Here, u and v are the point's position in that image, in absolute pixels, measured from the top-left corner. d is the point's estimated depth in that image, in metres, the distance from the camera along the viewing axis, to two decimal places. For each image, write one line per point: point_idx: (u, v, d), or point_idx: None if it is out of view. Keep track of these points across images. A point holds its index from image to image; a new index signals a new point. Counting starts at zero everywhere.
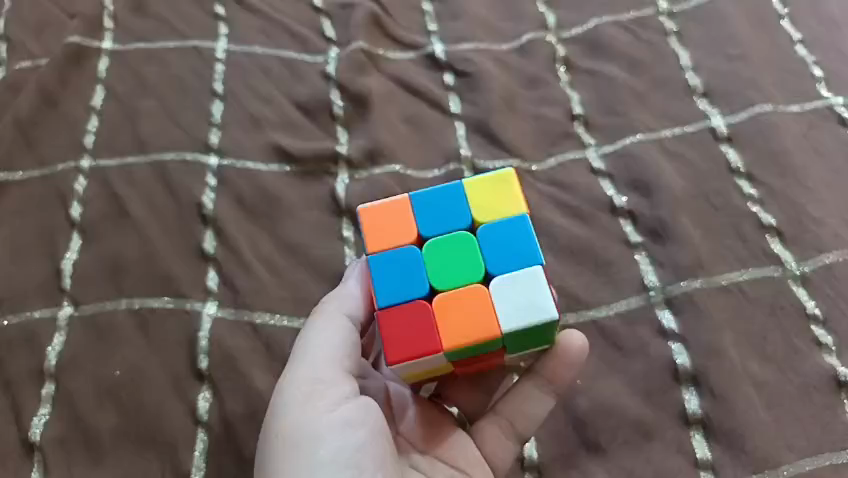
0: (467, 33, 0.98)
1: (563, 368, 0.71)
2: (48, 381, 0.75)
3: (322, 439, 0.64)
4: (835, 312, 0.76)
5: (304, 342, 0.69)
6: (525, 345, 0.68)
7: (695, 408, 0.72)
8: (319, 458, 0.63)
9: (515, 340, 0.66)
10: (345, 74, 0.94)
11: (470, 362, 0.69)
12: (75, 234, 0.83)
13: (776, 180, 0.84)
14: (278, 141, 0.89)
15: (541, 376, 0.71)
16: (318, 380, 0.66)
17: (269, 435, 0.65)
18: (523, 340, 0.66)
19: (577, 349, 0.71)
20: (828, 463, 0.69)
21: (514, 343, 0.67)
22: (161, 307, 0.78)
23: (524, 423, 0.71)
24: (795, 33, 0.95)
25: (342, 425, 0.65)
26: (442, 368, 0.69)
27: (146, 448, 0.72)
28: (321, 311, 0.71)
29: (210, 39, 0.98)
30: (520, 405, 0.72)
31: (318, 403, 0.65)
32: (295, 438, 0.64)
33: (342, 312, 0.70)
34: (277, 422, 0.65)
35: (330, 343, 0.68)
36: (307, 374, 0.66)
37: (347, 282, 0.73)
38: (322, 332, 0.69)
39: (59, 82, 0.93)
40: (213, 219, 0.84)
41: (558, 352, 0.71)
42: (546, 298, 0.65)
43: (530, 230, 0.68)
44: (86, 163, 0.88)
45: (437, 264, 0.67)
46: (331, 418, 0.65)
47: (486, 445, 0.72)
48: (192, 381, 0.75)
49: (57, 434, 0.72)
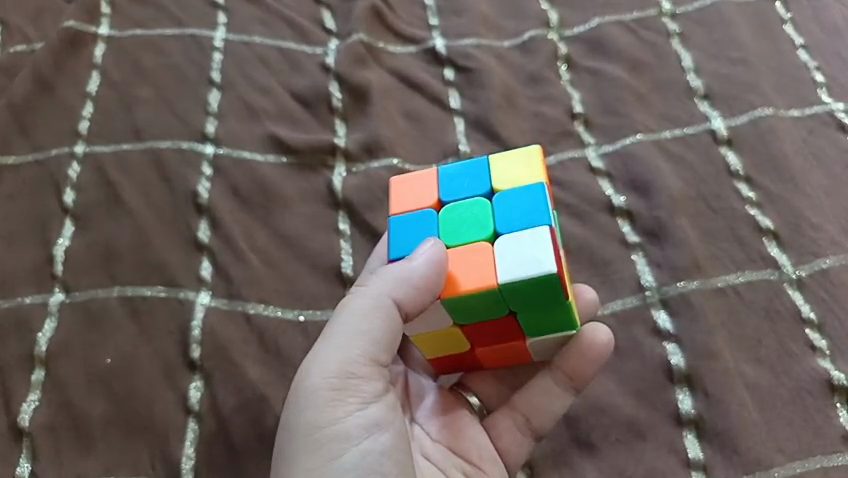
0: (468, 29, 0.98)
1: (584, 362, 0.73)
2: (38, 367, 0.74)
3: (349, 440, 0.62)
4: (829, 316, 0.76)
5: (342, 327, 0.64)
6: (541, 315, 0.67)
7: (688, 409, 0.72)
8: (345, 459, 0.62)
9: (520, 302, 0.64)
10: (344, 65, 0.94)
11: (485, 332, 0.69)
12: (68, 220, 0.82)
13: (774, 184, 0.84)
14: (276, 132, 0.89)
15: (561, 372, 0.74)
16: (353, 374, 0.63)
17: (292, 425, 0.62)
18: (530, 302, 0.64)
19: (600, 344, 0.72)
20: (818, 466, 0.68)
21: (526, 308, 0.65)
22: (154, 296, 0.78)
23: (541, 420, 0.74)
24: (798, 38, 0.96)
25: (370, 426, 0.64)
26: (454, 336, 0.69)
27: (135, 436, 0.71)
28: (363, 288, 0.65)
29: (209, 28, 0.98)
30: (539, 401, 0.75)
31: (349, 400, 0.63)
32: (323, 435, 0.62)
33: (389, 298, 0.63)
34: (304, 412, 0.62)
35: (367, 335, 0.63)
36: (342, 366, 0.63)
37: (415, 259, 0.63)
38: (362, 319, 0.63)
39: (54, 67, 0.92)
40: (208, 208, 0.83)
41: (581, 348, 0.72)
42: (546, 253, 0.62)
43: (544, 198, 0.67)
44: (80, 148, 0.87)
45: (451, 225, 0.67)
46: (358, 419, 0.63)
47: (501, 441, 0.76)
48: (184, 370, 0.74)
49: (46, 421, 0.71)
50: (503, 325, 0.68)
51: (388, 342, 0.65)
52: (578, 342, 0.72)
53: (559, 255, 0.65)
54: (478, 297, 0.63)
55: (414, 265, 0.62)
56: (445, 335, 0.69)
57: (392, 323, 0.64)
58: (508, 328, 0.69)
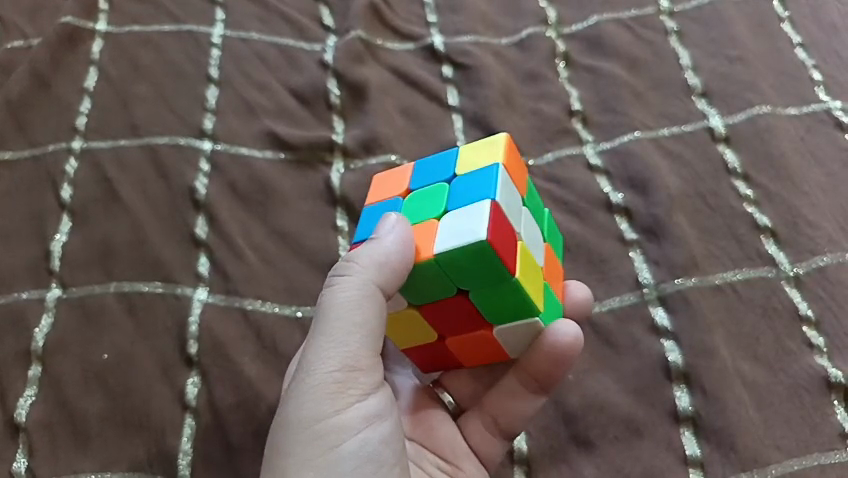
0: (467, 26, 0.98)
1: (547, 363, 0.70)
2: (35, 363, 0.74)
3: (349, 432, 0.62)
4: (827, 314, 0.76)
5: (338, 321, 0.62)
6: (499, 300, 0.63)
7: (686, 406, 0.72)
8: (345, 450, 0.61)
9: (467, 279, 0.62)
10: (342, 61, 0.94)
11: (447, 320, 0.67)
12: (65, 216, 0.82)
13: (772, 181, 0.84)
14: (273, 128, 0.89)
15: (525, 373, 0.72)
16: (353, 367, 0.62)
17: (291, 420, 0.60)
18: (478, 279, 0.61)
19: (563, 347, 0.68)
20: (815, 464, 0.69)
21: (480, 289, 0.63)
22: (151, 292, 0.77)
23: (510, 421, 0.73)
24: (795, 37, 0.96)
25: (369, 417, 0.63)
26: (415, 322, 0.67)
27: (132, 433, 0.71)
28: (351, 277, 0.62)
29: (207, 24, 0.98)
30: (508, 403, 0.74)
31: (349, 392, 0.62)
32: (323, 428, 0.61)
33: (378, 286, 0.62)
34: (303, 406, 0.60)
35: (362, 328, 0.62)
36: (342, 358, 0.61)
37: (386, 239, 0.62)
38: (357, 310, 0.62)
39: (52, 62, 0.92)
40: (206, 204, 0.83)
41: (543, 350, 0.69)
42: (481, 222, 0.60)
43: (497, 176, 0.64)
44: (77, 144, 0.87)
45: (410, 210, 0.67)
46: (359, 410, 0.63)
47: (475, 440, 0.76)
48: (181, 367, 0.74)
49: (42, 416, 0.71)
50: (463, 310, 0.65)
51: (381, 331, 0.64)
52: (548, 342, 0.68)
53: (507, 231, 0.62)
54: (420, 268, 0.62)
55: (387, 246, 0.62)
56: (407, 320, 0.67)
57: (381, 312, 0.63)
58: (470, 316, 0.66)
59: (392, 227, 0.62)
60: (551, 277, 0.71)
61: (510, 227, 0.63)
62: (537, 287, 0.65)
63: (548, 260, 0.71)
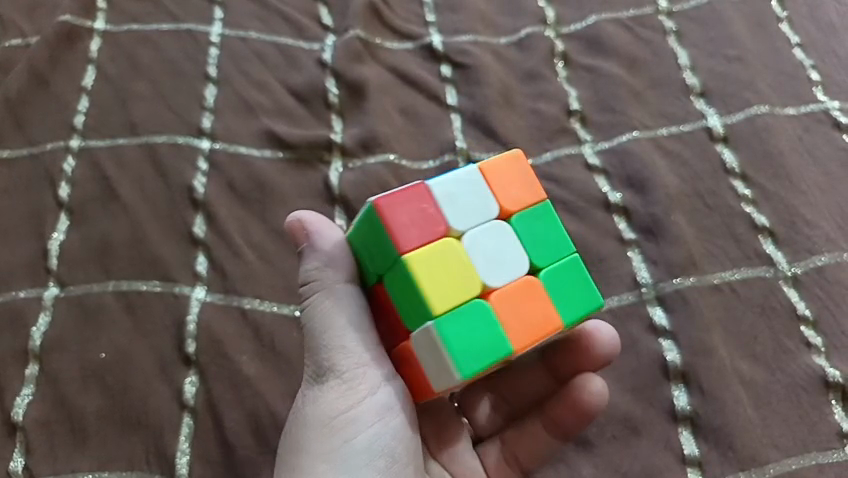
0: (465, 26, 0.98)
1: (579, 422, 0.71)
2: (32, 361, 0.74)
3: (359, 426, 0.63)
4: (824, 314, 0.76)
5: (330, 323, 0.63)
6: (400, 290, 0.60)
7: (684, 405, 0.72)
8: (358, 443, 0.63)
9: (373, 257, 0.62)
10: (341, 61, 0.94)
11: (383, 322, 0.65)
12: (63, 215, 0.82)
13: (770, 181, 0.84)
14: (272, 127, 0.89)
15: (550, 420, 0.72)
16: (355, 362, 0.63)
17: (306, 420, 0.63)
18: (380, 256, 0.61)
19: (594, 399, 0.70)
20: (813, 463, 0.69)
21: (387, 272, 0.61)
22: (149, 290, 0.77)
23: (528, 458, 0.73)
24: (793, 36, 0.96)
25: (382, 411, 0.64)
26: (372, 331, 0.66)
27: (131, 431, 0.71)
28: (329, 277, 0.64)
29: (205, 23, 0.98)
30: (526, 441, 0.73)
31: (354, 389, 0.63)
32: (336, 423, 0.63)
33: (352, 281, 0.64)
34: (315, 406, 0.63)
35: (354, 325, 0.63)
36: (340, 357, 0.63)
37: (326, 239, 0.64)
38: (345, 308, 0.63)
39: (50, 61, 0.92)
40: (204, 203, 0.83)
41: (575, 400, 0.70)
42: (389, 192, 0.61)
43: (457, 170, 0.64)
44: (75, 143, 0.87)
45: None
46: (367, 405, 0.63)
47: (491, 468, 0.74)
48: (178, 365, 0.74)
49: (40, 415, 0.71)
50: (387, 308, 0.63)
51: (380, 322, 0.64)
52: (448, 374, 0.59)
53: (423, 212, 0.60)
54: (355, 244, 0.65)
55: (323, 245, 0.64)
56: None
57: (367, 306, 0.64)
58: (394, 319, 0.63)
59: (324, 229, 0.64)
60: (507, 307, 0.61)
61: (437, 213, 0.61)
62: (457, 292, 0.60)
63: (522, 299, 0.62)
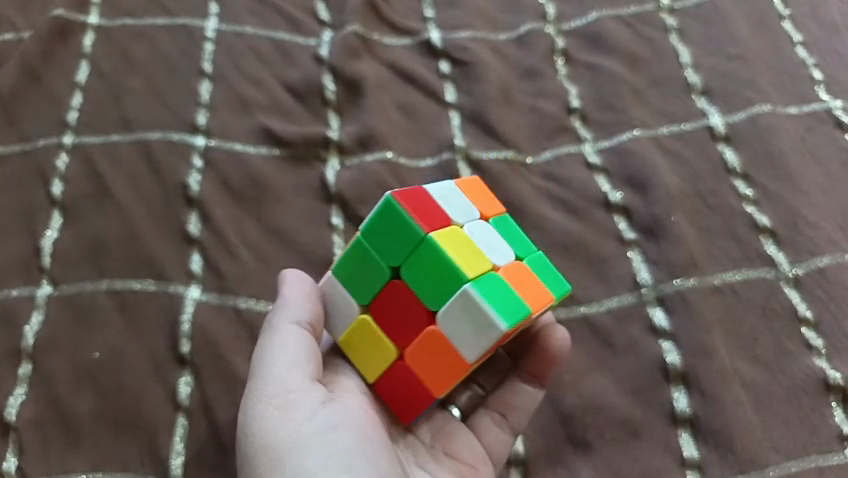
0: (464, 22, 0.97)
1: (544, 362, 0.72)
2: (25, 361, 0.72)
3: (308, 447, 0.59)
4: (826, 315, 0.75)
5: (260, 359, 0.63)
6: (424, 268, 0.62)
7: (683, 407, 0.71)
8: (312, 464, 0.59)
9: (387, 250, 0.63)
10: (338, 57, 0.93)
11: (396, 317, 0.65)
12: (56, 212, 0.81)
13: (771, 181, 0.83)
14: (267, 124, 0.88)
15: (526, 372, 0.74)
16: (288, 391, 0.61)
17: (248, 456, 0.60)
18: (397, 244, 0.62)
19: (554, 341, 0.72)
20: (813, 465, 0.68)
21: (408, 262, 0.62)
22: (143, 290, 0.76)
23: (516, 415, 0.72)
24: (795, 35, 0.95)
25: (325, 432, 0.61)
26: (374, 333, 0.66)
27: (125, 432, 0.70)
28: (268, 325, 0.65)
29: (200, 18, 0.96)
30: (510, 400, 0.73)
31: (294, 413, 0.61)
32: (280, 451, 0.59)
33: (289, 319, 0.65)
34: (256, 438, 0.60)
35: (287, 354, 0.63)
36: (270, 389, 0.61)
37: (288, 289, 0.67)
38: (276, 345, 0.63)
39: (43, 55, 0.91)
40: (199, 201, 0.82)
41: (538, 346, 0.73)
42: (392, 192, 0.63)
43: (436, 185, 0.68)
44: (68, 140, 0.85)
45: None
46: (312, 426, 0.61)
47: (486, 440, 0.73)
48: (173, 365, 0.73)
49: (32, 415, 0.70)
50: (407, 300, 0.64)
51: (312, 358, 0.64)
52: (493, 329, 0.60)
53: (427, 202, 0.63)
54: (349, 259, 0.65)
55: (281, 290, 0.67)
56: (363, 333, 0.66)
57: (304, 342, 0.64)
58: (415, 305, 0.63)
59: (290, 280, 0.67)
60: (518, 282, 0.64)
61: (438, 206, 0.64)
62: (476, 266, 0.62)
63: (526, 277, 0.65)
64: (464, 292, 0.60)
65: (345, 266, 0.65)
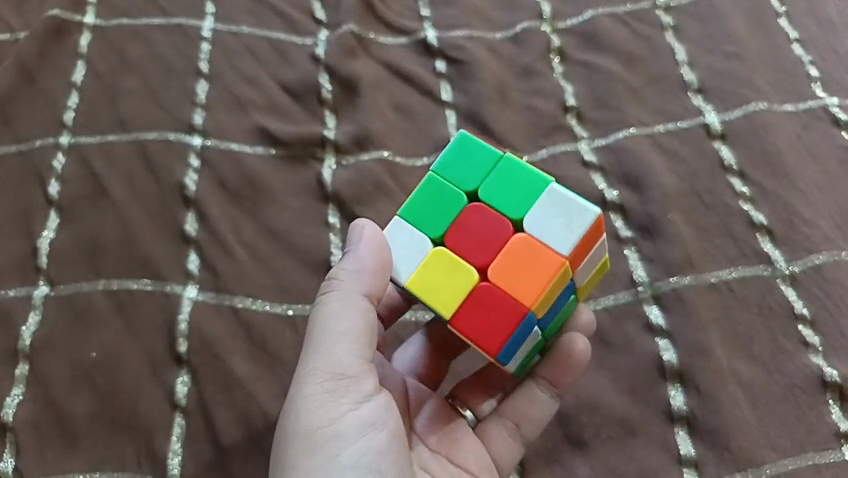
0: (460, 21, 0.97)
1: (564, 367, 0.70)
2: (21, 362, 0.73)
3: (344, 440, 0.60)
4: (822, 313, 0.75)
5: (323, 330, 0.62)
6: (521, 182, 0.64)
7: (680, 405, 0.71)
8: (344, 459, 0.60)
9: (472, 175, 0.65)
10: (334, 56, 0.93)
11: (473, 239, 0.63)
12: (53, 212, 0.81)
13: (768, 179, 0.83)
14: (264, 123, 0.88)
15: (542, 377, 0.71)
16: (342, 374, 0.61)
17: (288, 431, 0.61)
18: (480, 169, 0.65)
19: (576, 350, 0.70)
20: (810, 463, 0.68)
21: (487, 179, 0.65)
22: (140, 290, 0.76)
23: (529, 426, 0.71)
24: (792, 32, 0.95)
25: (364, 426, 0.62)
26: (454, 265, 0.63)
27: (122, 432, 0.70)
28: (336, 287, 0.63)
29: (197, 17, 0.96)
30: (523, 406, 0.71)
31: (342, 400, 0.61)
32: (320, 437, 0.60)
33: (360, 291, 0.63)
34: (299, 417, 0.60)
35: (349, 332, 0.62)
36: (326, 368, 0.61)
37: (364, 246, 0.63)
38: (338, 318, 0.62)
39: (39, 56, 0.91)
40: (195, 201, 0.82)
41: (560, 352, 0.70)
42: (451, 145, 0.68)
43: None
44: (65, 140, 0.85)
45: None
46: (353, 418, 0.61)
47: (494, 448, 0.71)
48: (170, 365, 0.73)
49: (29, 416, 0.70)
50: (488, 220, 0.64)
51: (369, 336, 0.63)
52: (586, 225, 0.61)
53: None
54: (424, 193, 0.66)
55: (358, 253, 0.63)
56: (441, 264, 0.63)
57: (367, 320, 0.63)
58: (492, 221, 0.64)
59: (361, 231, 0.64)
60: None
61: None
62: None
63: None
64: (546, 193, 0.63)
65: (415, 202, 0.66)
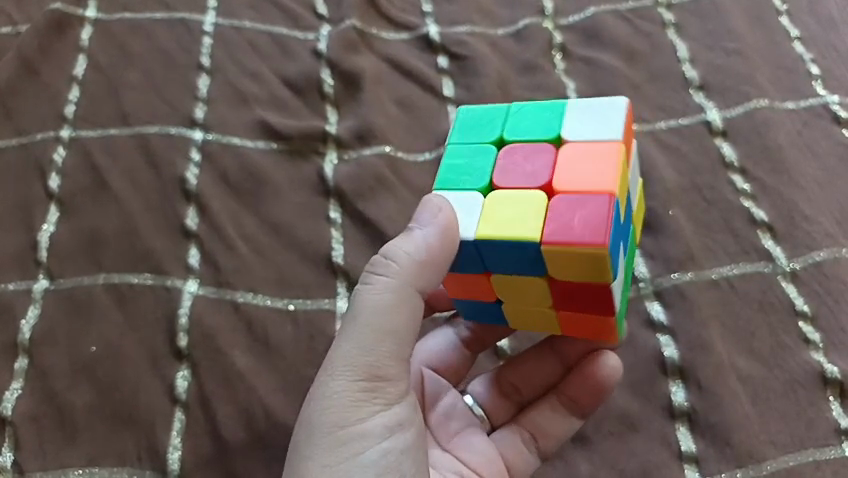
0: (462, 17, 0.98)
1: (590, 390, 0.71)
2: (22, 355, 0.72)
3: (371, 439, 0.59)
4: (823, 309, 0.75)
5: (370, 322, 0.58)
6: (537, 113, 0.63)
7: (681, 401, 0.71)
8: (368, 459, 0.58)
9: (491, 128, 0.64)
10: (335, 51, 0.93)
11: (523, 172, 0.60)
12: (52, 206, 0.81)
13: (768, 175, 0.83)
14: (265, 118, 0.88)
15: (568, 397, 0.73)
16: (379, 376, 0.59)
17: (314, 422, 0.58)
18: (498, 121, 0.64)
19: (604, 368, 0.71)
20: (810, 459, 0.68)
21: (508, 124, 0.64)
22: (141, 284, 0.76)
23: (548, 440, 0.72)
24: (793, 30, 0.95)
25: (392, 426, 0.60)
26: (517, 198, 0.59)
27: (122, 426, 0.69)
28: (388, 276, 0.59)
29: (198, 12, 0.96)
30: (546, 421, 0.73)
31: (375, 400, 0.59)
32: (347, 434, 0.58)
33: (413, 286, 0.59)
34: (328, 411, 0.58)
35: (396, 330, 0.59)
36: (365, 367, 0.58)
37: (430, 230, 0.59)
38: (388, 313, 0.59)
39: (39, 50, 0.91)
40: (196, 195, 0.82)
41: (587, 371, 0.71)
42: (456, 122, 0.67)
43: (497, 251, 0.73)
44: (65, 133, 0.85)
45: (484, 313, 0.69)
46: (382, 418, 0.60)
47: (508, 454, 0.73)
48: (171, 359, 0.73)
49: (29, 409, 0.69)
50: (529, 152, 0.61)
51: (411, 334, 0.60)
52: (619, 114, 0.61)
53: None
54: (454, 160, 0.63)
55: (424, 240, 0.58)
56: (501, 203, 0.59)
57: (413, 318, 0.60)
58: (531, 153, 0.61)
59: (431, 213, 0.59)
60: None
61: None
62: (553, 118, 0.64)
63: None
64: (567, 110, 0.63)
65: (450, 169, 0.63)
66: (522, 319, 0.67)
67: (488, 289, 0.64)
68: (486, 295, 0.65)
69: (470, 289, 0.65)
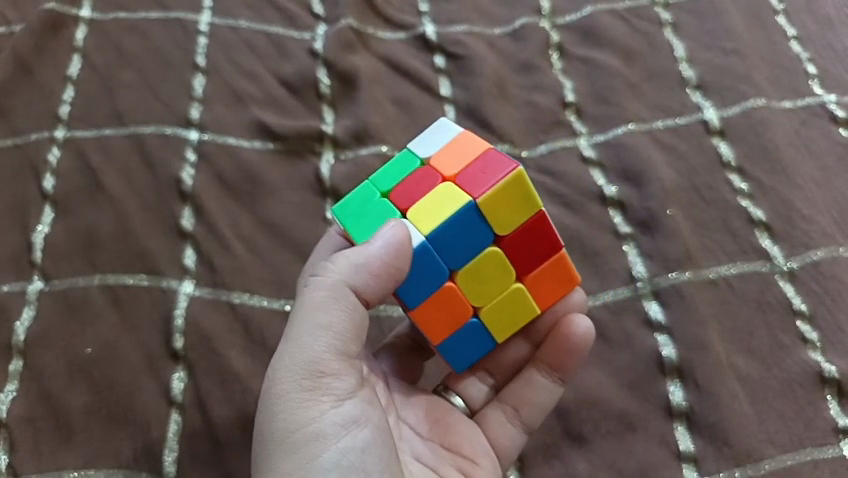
0: (459, 16, 0.97)
1: (566, 352, 0.71)
2: (16, 357, 0.72)
3: (327, 439, 0.58)
4: (820, 309, 0.75)
5: (307, 324, 0.59)
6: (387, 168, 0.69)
7: (679, 401, 0.71)
8: (326, 460, 0.58)
9: (365, 196, 0.67)
10: (332, 50, 0.92)
11: (421, 187, 0.65)
12: (47, 206, 0.80)
13: (766, 175, 0.83)
14: (261, 118, 0.87)
15: (544, 364, 0.72)
16: (321, 372, 0.59)
17: (266, 433, 0.58)
18: (367, 189, 0.68)
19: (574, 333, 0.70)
20: (809, 459, 0.68)
21: (377, 183, 0.68)
22: (136, 285, 0.76)
23: (531, 411, 0.71)
24: (790, 30, 0.95)
25: (347, 422, 0.60)
26: (434, 199, 0.64)
27: (118, 428, 0.69)
28: (325, 283, 0.61)
29: (194, 11, 0.96)
30: (525, 392, 0.72)
31: (323, 398, 0.59)
32: (300, 438, 0.58)
33: (350, 288, 0.61)
34: (276, 417, 0.58)
35: (334, 329, 0.60)
36: (305, 365, 0.58)
37: (371, 241, 0.61)
38: (324, 313, 0.60)
39: (34, 49, 0.90)
40: (192, 195, 0.81)
41: (559, 335, 0.71)
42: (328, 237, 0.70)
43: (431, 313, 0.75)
44: (59, 133, 0.85)
45: (465, 345, 0.69)
46: (334, 416, 0.59)
47: (493, 434, 0.72)
48: (167, 360, 0.72)
49: (23, 411, 0.69)
50: (414, 180, 0.66)
51: (352, 332, 0.61)
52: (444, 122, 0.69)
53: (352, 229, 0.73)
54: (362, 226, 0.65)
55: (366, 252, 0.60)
56: (428, 208, 0.64)
57: (354, 317, 0.61)
58: (414, 179, 0.66)
59: (382, 233, 0.61)
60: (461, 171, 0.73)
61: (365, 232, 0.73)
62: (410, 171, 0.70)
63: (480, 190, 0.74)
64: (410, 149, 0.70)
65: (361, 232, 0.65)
66: (496, 323, 0.69)
67: (461, 298, 0.66)
68: (463, 312, 0.67)
69: (446, 312, 0.67)
